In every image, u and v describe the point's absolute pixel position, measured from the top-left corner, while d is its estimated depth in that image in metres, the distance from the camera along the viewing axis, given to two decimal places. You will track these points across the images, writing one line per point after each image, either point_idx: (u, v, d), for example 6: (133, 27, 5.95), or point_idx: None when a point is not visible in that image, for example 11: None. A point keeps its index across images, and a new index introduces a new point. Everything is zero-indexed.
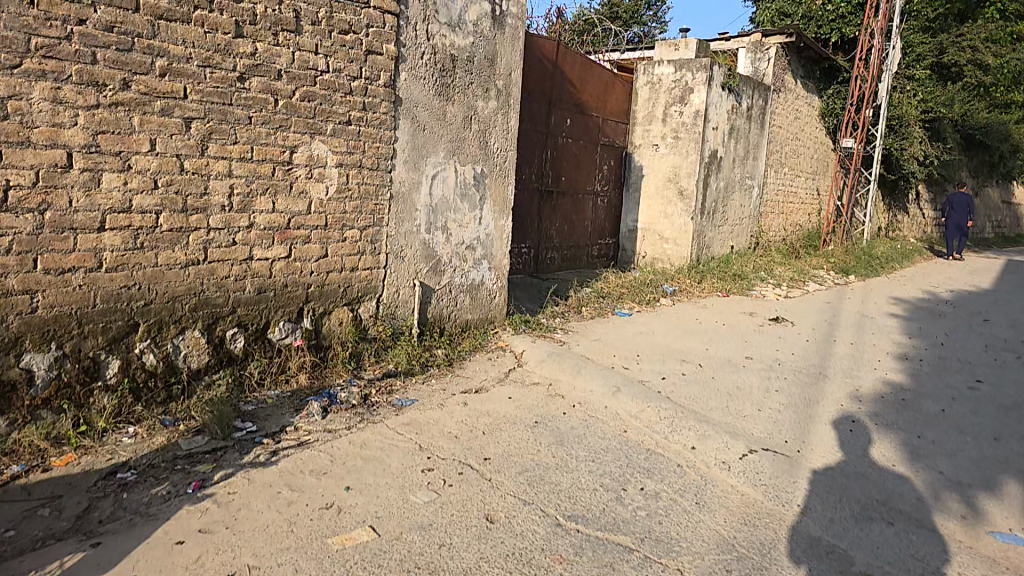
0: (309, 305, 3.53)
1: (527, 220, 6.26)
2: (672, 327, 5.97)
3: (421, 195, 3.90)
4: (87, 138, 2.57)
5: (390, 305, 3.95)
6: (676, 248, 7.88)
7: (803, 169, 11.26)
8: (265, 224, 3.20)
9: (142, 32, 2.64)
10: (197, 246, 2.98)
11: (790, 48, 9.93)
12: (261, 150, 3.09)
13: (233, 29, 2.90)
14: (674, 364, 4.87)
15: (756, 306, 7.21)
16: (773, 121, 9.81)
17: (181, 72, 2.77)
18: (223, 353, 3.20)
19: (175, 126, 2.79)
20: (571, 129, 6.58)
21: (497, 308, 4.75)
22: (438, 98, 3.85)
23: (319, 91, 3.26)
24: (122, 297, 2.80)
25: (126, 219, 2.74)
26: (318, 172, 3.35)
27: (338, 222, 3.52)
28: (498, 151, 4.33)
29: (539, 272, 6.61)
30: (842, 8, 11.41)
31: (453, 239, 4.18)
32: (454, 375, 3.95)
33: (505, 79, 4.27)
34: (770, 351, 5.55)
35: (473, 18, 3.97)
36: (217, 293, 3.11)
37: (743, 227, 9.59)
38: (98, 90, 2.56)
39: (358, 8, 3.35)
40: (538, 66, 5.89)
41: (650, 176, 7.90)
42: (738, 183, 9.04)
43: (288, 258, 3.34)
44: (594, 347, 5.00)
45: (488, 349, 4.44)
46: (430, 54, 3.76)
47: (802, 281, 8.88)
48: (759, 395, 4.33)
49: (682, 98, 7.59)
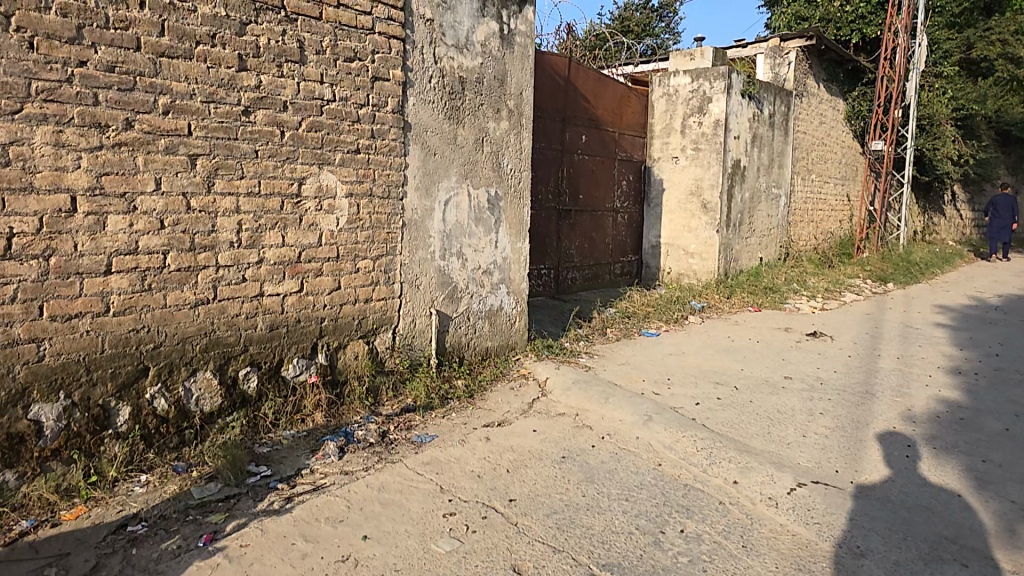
0: (323, 340, 3.41)
1: (546, 240, 6.12)
2: (703, 347, 5.73)
3: (435, 221, 3.79)
4: (90, 180, 2.47)
5: (407, 336, 3.82)
6: (702, 263, 7.66)
7: (831, 175, 10.95)
8: (275, 259, 3.10)
9: (144, 71, 2.55)
10: (206, 285, 2.88)
11: (811, 52, 9.69)
12: (268, 183, 2.99)
13: (237, 63, 2.81)
14: (708, 387, 4.64)
15: (791, 320, 6.93)
16: (797, 127, 9.56)
17: (185, 108, 2.67)
18: (236, 395, 3.08)
19: (181, 163, 2.70)
20: (588, 145, 6.44)
21: (518, 333, 4.60)
22: (448, 121, 3.75)
23: (326, 120, 3.17)
24: (130, 341, 2.68)
25: (132, 260, 2.63)
26: (328, 203, 3.25)
27: (350, 253, 3.41)
28: (512, 172, 4.22)
29: (561, 293, 6.45)
30: (861, 8, 11.05)
31: (469, 265, 4.06)
32: (475, 407, 3.79)
33: (516, 98, 4.17)
34: (809, 369, 5.27)
35: (481, 38, 3.88)
36: (228, 332, 3.00)
37: (771, 237, 9.31)
38: (101, 131, 2.47)
39: (362, 34, 3.27)
40: (550, 82, 5.79)
41: (672, 190, 7.71)
42: (764, 193, 8.79)
43: (300, 292, 3.23)
44: (622, 372, 4.80)
45: (510, 378, 4.28)
46: (438, 77, 3.67)
47: (837, 292, 8.56)
48: (802, 420, 4.07)
49: (701, 109, 7.41)
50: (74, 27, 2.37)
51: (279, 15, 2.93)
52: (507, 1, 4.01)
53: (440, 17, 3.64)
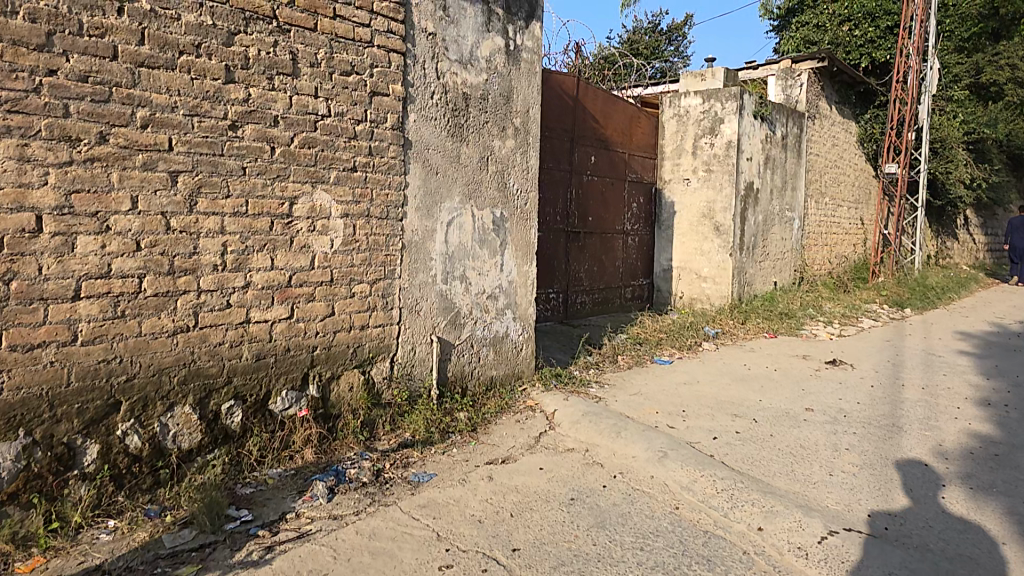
0: (314, 370, 3.18)
1: (554, 263, 5.90)
2: (718, 375, 5.46)
3: (436, 243, 3.58)
4: (58, 198, 2.27)
5: (406, 365, 3.59)
6: (715, 287, 7.42)
7: (844, 199, 10.73)
8: (263, 283, 2.89)
9: (120, 81, 2.36)
10: (186, 311, 2.66)
11: (822, 74, 9.52)
12: (256, 203, 2.79)
13: (224, 74, 2.63)
14: (725, 420, 4.37)
15: (808, 347, 6.64)
16: (809, 149, 9.37)
17: (165, 122, 2.48)
18: (217, 430, 2.85)
19: (160, 181, 2.50)
20: (597, 167, 6.26)
21: (525, 361, 4.36)
22: (450, 138, 3.56)
23: (320, 136, 2.98)
24: (99, 373, 2.46)
25: (104, 285, 2.42)
26: (321, 224, 3.05)
27: (345, 277, 3.20)
28: (518, 192, 4.02)
29: (569, 319, 6.21)
30: (869, 32, 10.89)
31: (472, 290, 3.84)
32: (478, 442, 3.53)
33: (522, 115, 3.99)
34: (831, 400, 4.98)
35: (486, 53, 3.71)
36: (210, 363, 2.77)
37: (785, 261, 9.07)
38: (71, 145, 2.28)
39: (360, 47, 3.10)
40: (558, 102, 5.62)
41: (683, 213, 7.49)
42: (777, 216, 8.57)
43: (290, 319, 3.02)
44: (634, 403, 4.54)
45: (516, 410, 4.03)
46: (440, 93, 3.49)
47: (854, 317, 8.26)
48: (827, 456, 3.78)
49: (712, 129, 7.23)
50: (44, 34, 2.19)
51: (270, 26, 2.75)
52: (512, 16, 3.86)
53: (443, 31, 3.47)
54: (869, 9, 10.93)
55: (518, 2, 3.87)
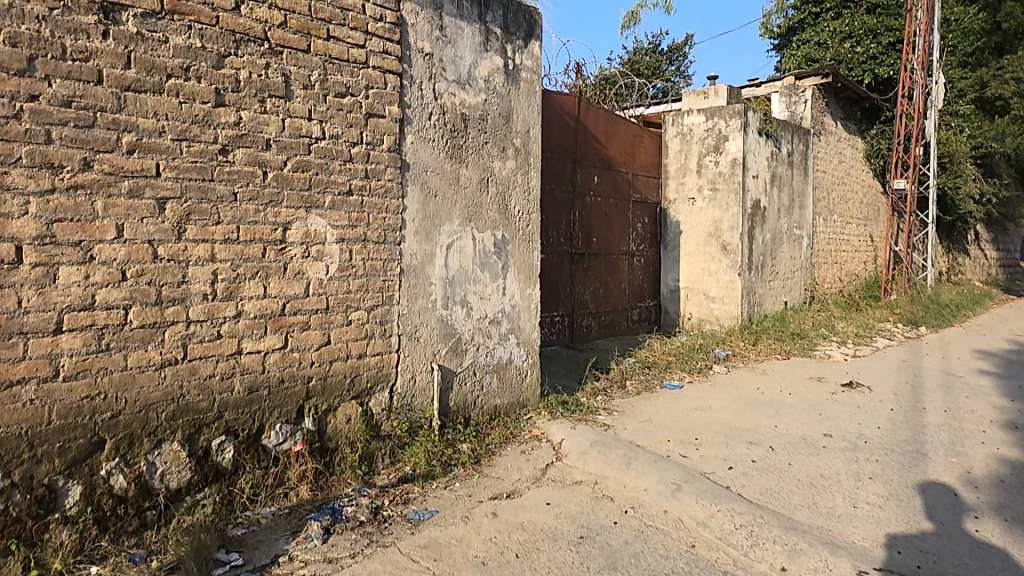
0: (310, 402, 3.05)
1: (559, 286, 5.77)
2: (731, 401, 5.33)
3: (436, 267, 3.46)
4: (39, 228, 2.16)
5: (406, 395, 3.45)
6: (725, 308, 7.26)
7: (853, 216, 10.64)
8: (256, 312, 2.77)
9: (105, 106, 2.27)
10: (174, 343, 2.54)
11: (827, 91, 9.47)
12: (248, 229, 2.68)
13: (214, 98, 2.54)
14: (741, 449, 4.26)
15: (823, 369, 6.46)
16: (816, 167, 9.26)
17: (153, 147, 2.39)
18: (208, 468, 2.71)
19: (148, 208, 2.39)
20: (600, 187, 6.17)
21: (530, 389, 4.22)
22: (449, 160, 3.48)
23: (314, 159, 2.89)
24: (82, 410, 2.33)
25: (87, 317, 2.29)
26: (316, 249, 2.94)
27: (341, 303, 3.09)
28: (520, 214, 3.93)
29: (575, 342, 6.06)
30: (872, 49, 10.86)
31: (474, 315, 3.72)
32: (482, 476, 3.38)
33: (523, 136, 3.91)
34: (850, 425, 4.81)
35: (484, 73, 3.64)
36: (199, 397, 2.65)
37: (795, 280, 8.93)
38: (53, 173, 2.17)
39: (355, 68, 3.02)
40: (559, 122, 5.55)
41: (690, 233, 7.38)
42: (785, 234, 8.45)
43: (283, 349, 2.89)
44: (645, 431, 4.42)
45: (521, 440, 3.88)
46: (438, 114, 3.41)
47: (869, 337, 8.06)
48: (849, 486, 3.61)
49: (716, 147, 7.14)
50: (25, 58, 2.11)
51: (262, 48, 2.68)
52: (511, 36, 3.80)
53: (440, 51, 3.40)
54: (870, 26, 10.94)
55: (517, 21, 3.82)
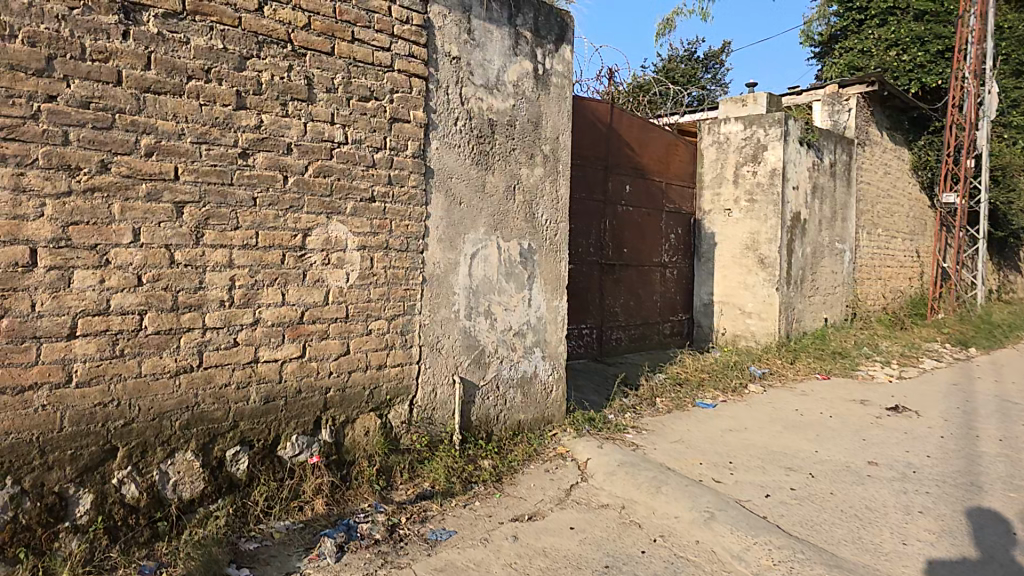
0: (327, 414, 2.97)
1: (588, 298, 5.62)
2: (767, 423, 5.12)
3: (459, 276, 3.36)
4: (55, 230, 2.12)
5: (427, 408, 3.34)
6: (761, 323, 7.00)
7: (898, 230, 10.27)
8: (274, 320, 2.70)
9: (124, 108, 2.23)
10: (190, 350, 2.47)
11: (872, 100, 9.13)
12: (267, 235, 2.62)
13: (234, 100, 2.50)
14: (778, 474, 4.06)
15: (866, 391, 6.15)
16: (859, 178, 8.92)
17: (171, 150, 2.34)
18: (221, 479, 2.64)
19: (165, 212, 2.35)
20: (632, 197, 6.01)
21: (555, 404, 4.08)
22: (475, 167, 3.38)
23: (336, 164, 2.83)
24: (95, 418, 2.27)
25: (102, 322, 2.24)
26: (336, 257, 2.87)
27: (361, 313, 3.00)
28: (547, 223, 3.81)
29: (604, 356, 5.89)
30: (919, 57, 10.39)
31: (498, 326, 3.60)
32: (504, 495, 3.25)
33: (552, 143, 3.81)
34: (896, 452, 4.54)
35: (513, 78, 3.55)
36: (214, 406, 2.58)
37: (835, 296, 8.59)
38: (70, 174, 2.13)
39: (380, 72, 2.96)
40: (591, 130, 5.42)
41: (725, 246, 7.15)
42: (827, 248, 8.13)
43: (302, 358, 2.82)
44: (676, 452, 4.27)
45: (545, 458, 3.73)
46: (465, 120, 3.32)
47: (914, 357, 7.67)
48: (896, 519, 3.38)
49: (754, 157, 6.92)
50: (43, 58, 2.08)
51: (285, 49, 2.63)
52: (542, 40, 3.70)
53: (468, 55, 3.32)
54: (918, 33, 10.51)
55: (549, 25, 3.73)
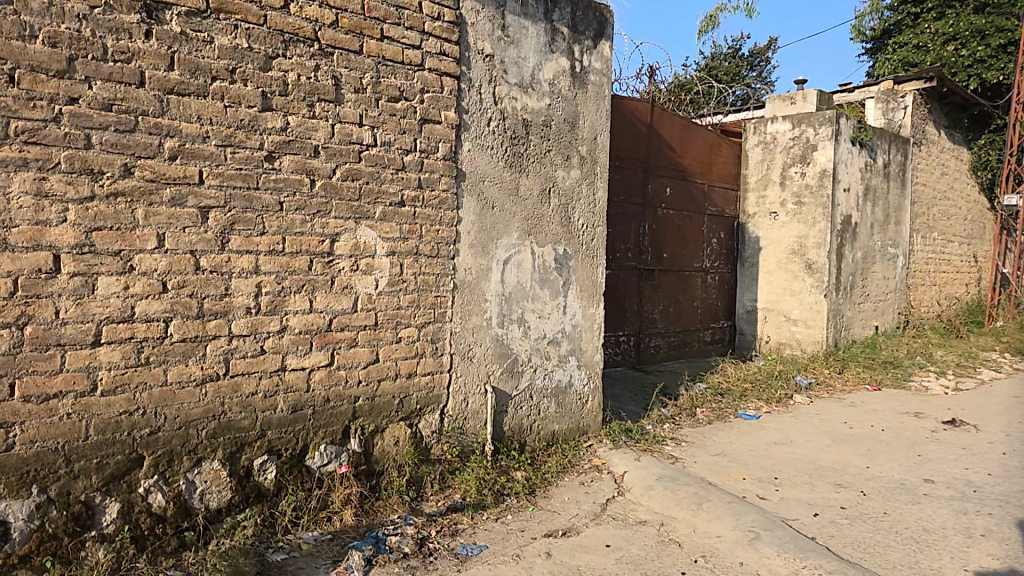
0: (356, 423, 2.89)
1: (627, 303, 5.44)
2: (814, 436, 4.86)
3: (492, 282, 3.25)
4: (78, 236, 2.09)
5: (458, 418, 3.23)
6: (808, 331, 6.69)
7: (955, 234, 9.76)
8: (301, 327, 2.63)
9: (147, 110, 2.19)
10: (216, 357, 2.41)
11: (928, 97, 8.66)
12: (295, 240, 2.56)
13: (260, 102, 2.44)
14: (828, 493, 3.82)
15: (921, 403, 5.81)
16: (914, 178, 8.49)
17: (197, 153, 2.29)
18: (249, 488, 2.57)
19: (190, 217, 2.30)
20: (673, 199, 5.81)
21: (591, 414, 3.93)
22: (509, 169, 3.27)
23: (365, 168, 2.75)
24: (120, 426, 2.23)
25: (127, 329, 2.20)
26: (365, 263, 2.79)
27: (391, 320, 2.92)
28: (583, 228, 3.67)
29: (642, 364, 5.70)
30: (980, 52, 9.66)
31: (532, 335, 3.47)
32: (537, 509, 3.12)
33: (589, 143, 3.66)
34: (955, 470, 4.25)
35: (549, 76, 3.43)
36: (241, 414, 2.51)
37: (887, 303, 8.19)
38: (93, 179, 2.10)
39: (409, 72, 2.87)
40: (630, 130, 5.24)
41: (770, 250, 6.86)
42: (878, 253, 7.74)
43: (330, 366, 2.74)
44: (717, 466, 4.07)
45: (580, 471, 3.59)
46: (498, 120, 3.21)
47: (973, 367, 7.24)
48: (958, 543, 3.16)
49: (803, 157, 6.61)
50: (65, 59, 2.04)
51: (312, 49, 2.57)
52: (579, 36, 3.56)
53: (502, 52, 3.20)
54: (979, 26, 9.74)
55: (586, 20, 3.58)
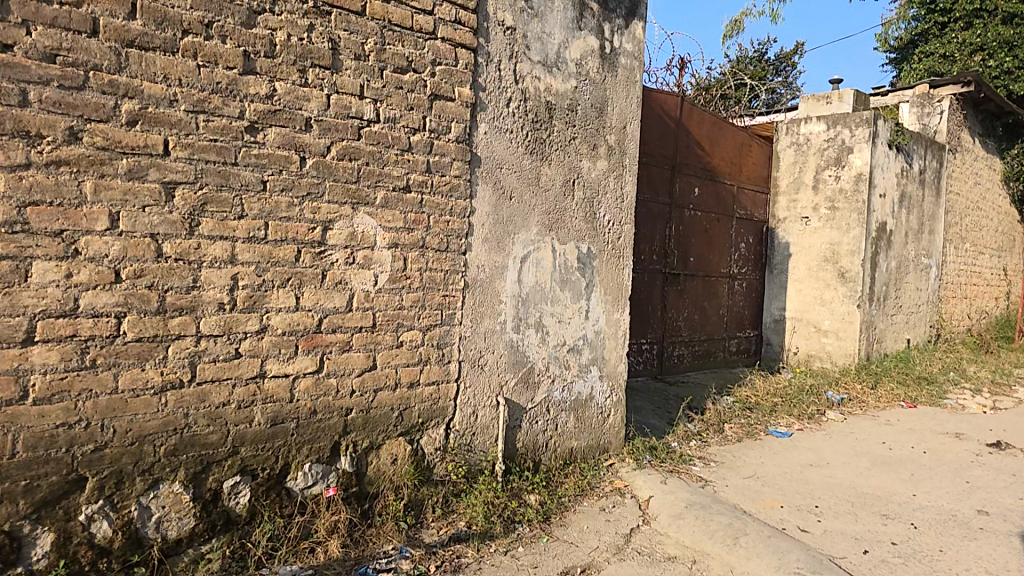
0: (347, 438, 2.51)
1: (649, 310, 5.04)
2: (852, 458, 4.44)
3: (507, 282, 2.87)
4: (7, 212, 1.74)
5: (465, 434, 2.85)
6: (839, 343, 6.27)
7: (986, 246, 9.30)
8: (284, 327, 2.27)
9: (100, 64, 1.84)
10: (180, 361, 2.06)
11: (966, 102, 8.21)
12: (279, 226, 2.20)
13: (242, 63, 2.08)
14: (874, 525, 3.41)
15: (960, 423, 5.38)
16: (949, 186, 8.05)
17: (160, 119, 1.94)
18: (216, 514, 2.20)
19: (150, 193, 1.95)
20: (700, 200, 5.42)
21: (612, 431, 3.54)
22: (529, 156, 2.90)
23: (364, 146, 2.39)
24: (56, 441, 1.88)
25: (68, 326, 1.86)
26: (362, 256, 2.43)
27: (391, 322, 2.55)
28: (610, 225, 3.30)
29: (664, 374, 5.29)
30: (1008, 63, 9.30)
31: (550, 342, 3.10)
32: (552, 539, 2.73)
33: (618, 132, 3.29)
34: (1009, 501, 3.82)
35: (575, 55, 3.06)
36: (209, 428, 2.15)
37: (919, 315, 7.74)
38: (29, 143, 1.76)
39: (419, 39, 2.51)
40: (659, 124, 4.85)
41: (800, 256, 6.43)
42: (912, 262, 7.30)
43: (318, 373, 2.37)
44: (750, 491, 3.67)
45: (600, 494, 3.20)
46: (519, 100, 2.84)
47: (1010, 385, 6.78)
48: None
49: (838, 159, 6.20)
50: None
51: (305, 6, 2.21)
52: (610, 13, 3.19)
53: (524, 26, 2.84)
54: (1007, 37, 9.30)
55: None
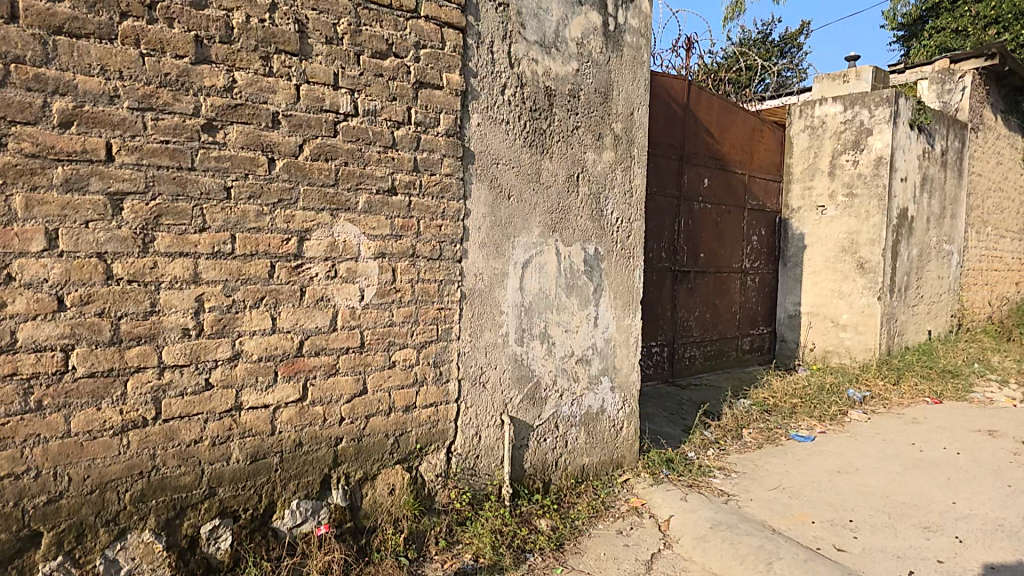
0: (338, 471, 2.25)
1: (661, 310, 4.77)
2: (882, 462, 4.16)
3: (508, 290, 2.61)
4: None
5: (468, 457, 2.59)
6: (858, 337, 5.99)
7: (1006, 229, 8.96)
8: (260, 351, 2.01)
9: (23, 55, 1.59)
10: (140, 398, 1.81)
11: (987, 78, 7.86)
12: (248, 239, 1.95)
13: (194, 51, 1.83)
14: (915, 539, 3.13)
15: (991, 418, 5.08)
16: (970, 168, 7.72)
17: (100, 119, 1.70)
18: (195, 563, 1.94)
19: (96, 206, 1.70)
20: (711, 192, 5.14)
21: (627, 444, 3.27)
22: (527, 149, 2.63)
23: (342, 145, 2.13)
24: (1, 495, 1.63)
25: (5, 363, 1.61)
26: (346, 268, 2.17)
27: (381, 339, 2.29)
28: (618, 222, 3.03)
29: (676, 377, 5.02)
30: None
31: (557, 352, 2.84)
32: (568, 570, 2.46)
33: (624, 120, 3.02)
34: None
35: (576, 35, 2.80)
36: (179, 469, 1.90)
37: (940, 304, 7.44)
38: None
39: (399, 19, 2.25)
40: (665, 112, 4.58)
41: (816, 247, 6.15)
42: (933, 249, 6.99)
43: (301, 403, 2.12)
44: (777, 504, 3.40)
45: (617, 515, 2.93)
46: (514, 87, 2.58)
47: None
48: None
49: (855, 144, 5.91)
50: None
51: None
52: None
53: (519, 3, 2.57)
54: None
55: None
